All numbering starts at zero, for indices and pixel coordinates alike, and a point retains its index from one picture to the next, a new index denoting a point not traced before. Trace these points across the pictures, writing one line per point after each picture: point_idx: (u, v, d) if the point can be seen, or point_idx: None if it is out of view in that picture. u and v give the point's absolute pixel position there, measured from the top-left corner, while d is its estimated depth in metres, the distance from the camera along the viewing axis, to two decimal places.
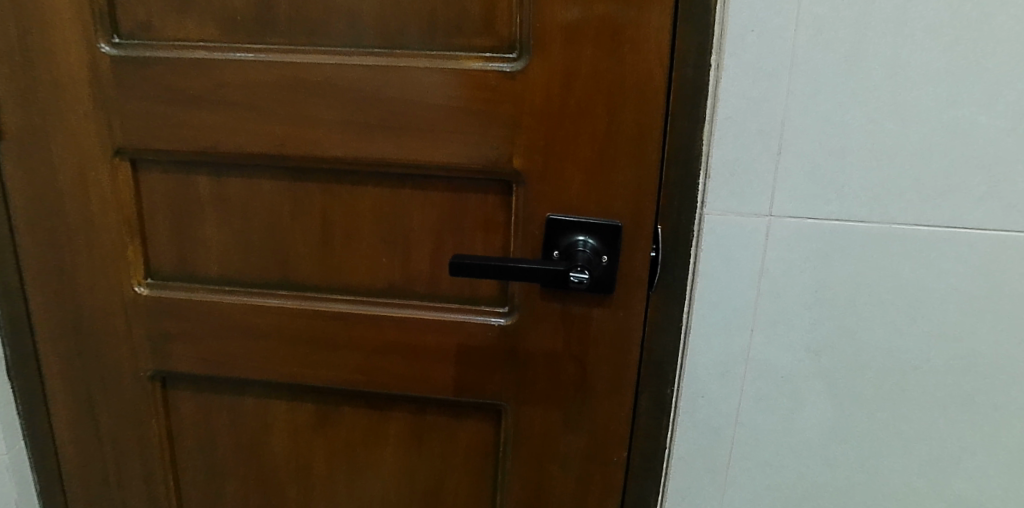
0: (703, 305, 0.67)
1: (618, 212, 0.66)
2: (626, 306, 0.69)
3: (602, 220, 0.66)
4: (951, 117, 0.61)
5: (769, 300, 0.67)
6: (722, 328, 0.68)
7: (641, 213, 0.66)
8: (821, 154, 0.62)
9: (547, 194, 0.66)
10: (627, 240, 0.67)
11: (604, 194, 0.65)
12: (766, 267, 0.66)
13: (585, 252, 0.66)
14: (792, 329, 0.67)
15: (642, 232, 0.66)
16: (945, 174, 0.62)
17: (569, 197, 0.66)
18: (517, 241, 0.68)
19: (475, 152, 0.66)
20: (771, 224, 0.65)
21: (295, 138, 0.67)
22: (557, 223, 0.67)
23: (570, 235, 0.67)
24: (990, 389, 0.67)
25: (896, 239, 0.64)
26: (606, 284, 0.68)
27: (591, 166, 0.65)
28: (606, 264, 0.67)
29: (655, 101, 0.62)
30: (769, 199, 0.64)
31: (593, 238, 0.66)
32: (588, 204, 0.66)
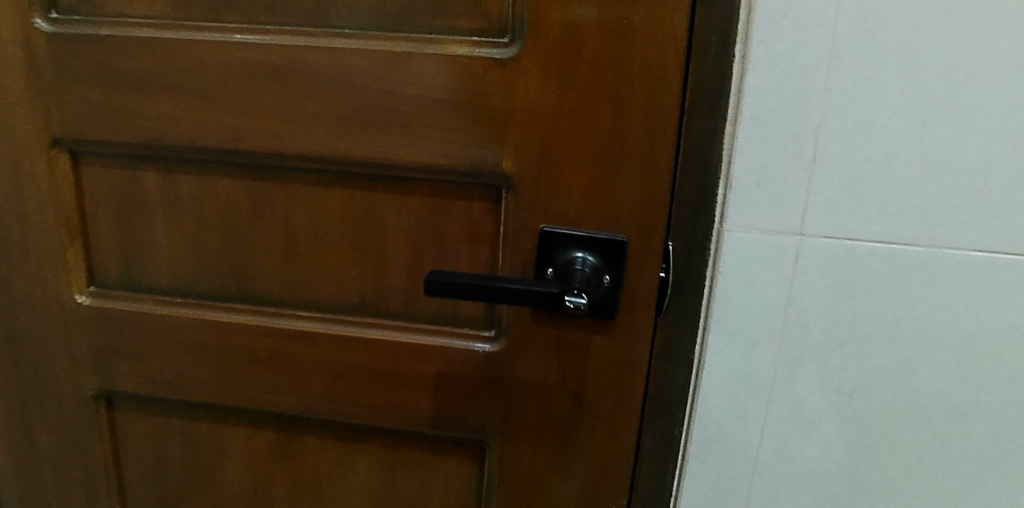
0: (718, 337, 0.57)
1: (623, 225, 0.57)
2: (630, 332, 0.60)
3: (604, 233, 0.57)
4: (1017, 124, 0.51)
5: (797, 334, 0.57)
6: (741, 365, 0.58)
7: (650, 227, 0.57)
8: (862, 163, 0.52)
9: (541, 202, 0.57)
10: (633, 257, 0.57)
11: (607, 204, 0.56)
12: (794, 294, 0.55)
13: (584, 269, 0.57)
14: (820, 367, 0.57)
15: (650, 248, 0.57)
16: (1007, 191, 0.52)
17: (566, 206, 0.57)
18: (505, 255, 0.59)
19: (459, 152, 0.57)
20: (803, 244, 0.54)
21: (253, 131, 0.59)
22: (552, 235, 0.58)
23: (566, 250, 0.58)
24: None
25: (947, 264, 0.54)
26: (608, 307, 0.58)
27: (592, 172, 0.56)
28: (607, 284, 0.58)
29: (669, 97, 0.54)
30: (800, 216, 0.54)
31: (593, 254, 0.57)
32: (588, 215, 0.57)
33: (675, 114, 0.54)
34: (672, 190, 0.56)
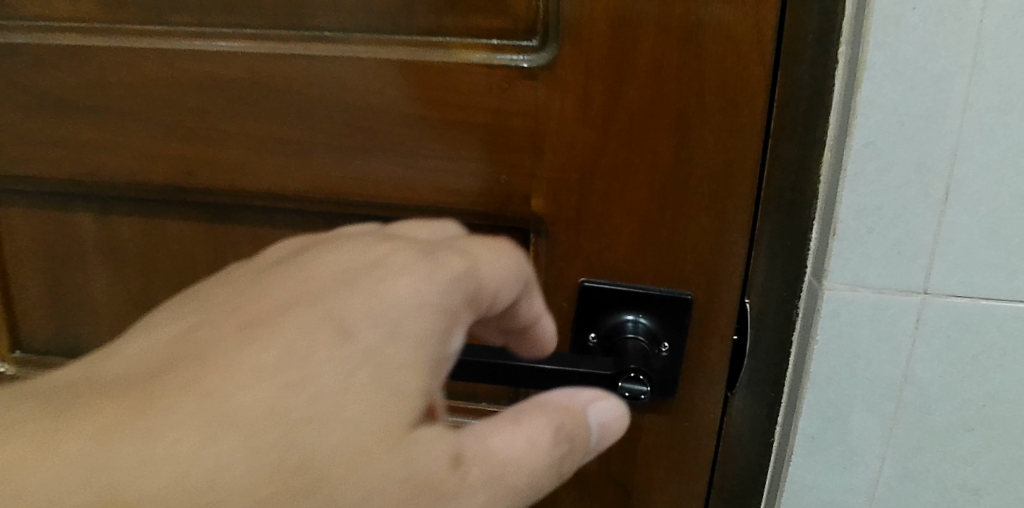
0: (810, 424, 0.44)
1: (685, 280, 0.44)
2: (692, 415, 0.47)
3: (663, 289, 0.44)
4: None
5: (913, 420, 0.44)
6: (839, 458, 0.45)
7: (723, 284, 0.44)
8: (1009, 201, 0.39)
9: (580, 250, 0.45)
10: (698, 321, 0.45)
11: (666, 253, 0.44)
12: (912, 368, 0.43)
13: (635, 336, 0.45)
14: (942, 460, 0.44)
15: (721, 309, 0.44)
16: None
17: (613, 254, 0.44)
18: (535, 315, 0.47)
19: (474, 188, 0.44)
20: (924, 306, 0.41)
21: (210, 163, 0.46)
22: (595, 290, 0.45)
23: (613, 309, 0.45)
24: None
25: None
26: (668, 382, 0.46)
27: (648, 213, 0.43)
28: (666, 352, 0.45)
29: (754, 116, 0.41)
30: (924, 269, 0.41)
31: (646, 315, 0.45)
32: (642, 267, 0.44)
33: (759, 140, 0.41)
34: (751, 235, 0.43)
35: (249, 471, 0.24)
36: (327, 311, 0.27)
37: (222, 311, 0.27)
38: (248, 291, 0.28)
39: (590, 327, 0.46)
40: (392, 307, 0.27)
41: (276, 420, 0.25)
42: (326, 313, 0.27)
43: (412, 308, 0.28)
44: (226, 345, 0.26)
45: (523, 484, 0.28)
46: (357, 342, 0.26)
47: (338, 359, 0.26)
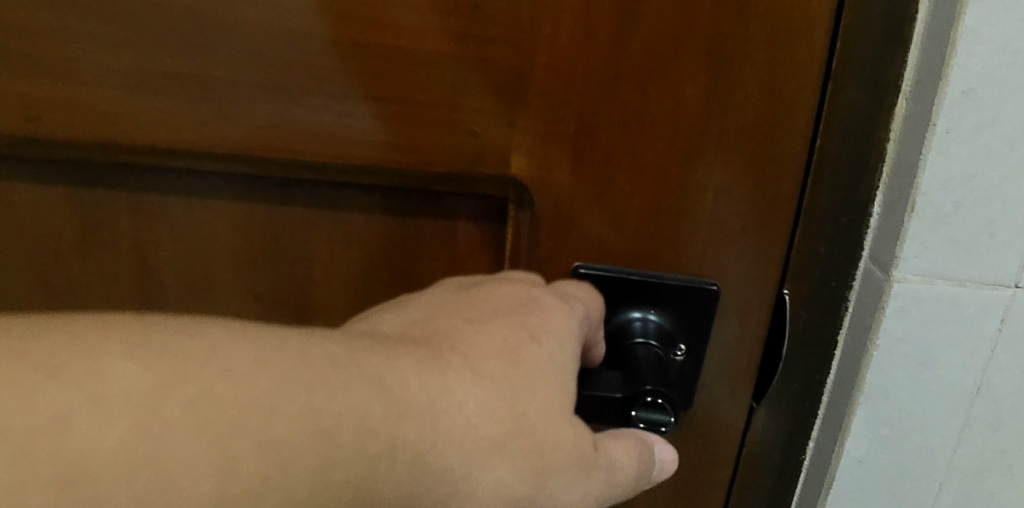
0: (859, 447, 0.35)
1: (710, 264, 0.34)
2: (707, 429, 0.37)
3: (682, 279, 0.34)
4: None
5: (982, 440, 0.35)
6: (888, 484, 0.36)
7: (758, 269, 0.34)
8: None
9: (574, 227, 0.34)
10: (725, 315, 0.35)
11: (687, 230, 0.33)
12: (987, 379, 0.34)
13: (645, 339, 0.35)
14: (1008, 485, 0.36)
15: (754, 299, 0.35)
16: None
17: (618, 232, 0.34)
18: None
19: (432, 147, 0.32)
20: (1013, 302, 0.32)
21: (52, 104, 0.32)
22: (597, 279, 0.34)
23: (617, 303, 0.35)
24: None
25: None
26: (685, 396, 0.36)
27: (667, 180, 0.32)
28: (682, 360, 0.35)
29: (810, 49, 0.30)
30: (1018, 255, 0.32)
31: (659, 314, 0.35)
32: (655, 249, 0.34)
33: (815, 82, 0.31)
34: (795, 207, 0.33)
35: (489, 413, 0.27)
36: (528, 313, 0.30)
37: (441, 311, 0.30)
38: (449, 302, 0.31)
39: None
40: (556, 330, 0.30)
41: (496, 383, 0.27)
42: (522, 320, 0.30)
43: (570, 335, 0.31)
44: (463, 331, 0.29)
45: (613, 490, 0.30)
46: (543, 347, 0.29)
47: (536, 364, 0.29)
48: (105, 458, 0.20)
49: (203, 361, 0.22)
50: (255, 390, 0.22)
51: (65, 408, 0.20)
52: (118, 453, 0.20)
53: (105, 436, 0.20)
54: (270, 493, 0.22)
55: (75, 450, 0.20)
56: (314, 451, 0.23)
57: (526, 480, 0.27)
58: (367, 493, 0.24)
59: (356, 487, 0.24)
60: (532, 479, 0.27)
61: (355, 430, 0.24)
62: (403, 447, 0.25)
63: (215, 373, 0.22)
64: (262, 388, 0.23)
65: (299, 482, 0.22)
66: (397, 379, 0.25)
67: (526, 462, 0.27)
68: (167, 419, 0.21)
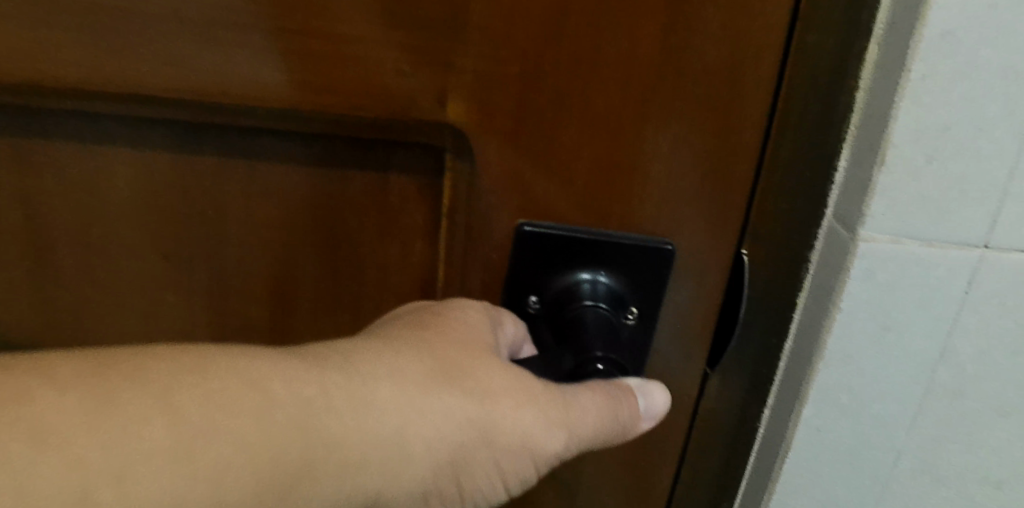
0: (817, 414, 0.33)
1: (665, 222, 0.31)
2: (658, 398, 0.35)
3: (636, 238, 0.31)
4: None
5: (942, 407, 0.33)
6: (844, 453, 0.34)
7: (717, 228, 0.31)
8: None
9: (519, 181, 0.30)
10: (680, 277, 0.32)
11: (643, 185, 0.30)
12: (951, 345, 0.32)
13: (594, 303, 0.32)
14: (965, 453, 0.35)
15: (712, 260, 0.32)
16: None
17: (566, 187, 0.30)
18: (452, 270, 0.33)
19: (358, 88, 0.28)
20: (982, 265, 0.30)
21: None
22: (544, 238, 0.31)
23: (565, 264, 0.32)
24: None
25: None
26: (636, 363, 0.34)
27: (621, 128, 0.29)
28: (634, 325, 0.33)
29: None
30: (988, 214, 0.30)
31: (611, 275, 0.32)
32: (607, 206, 0.31)
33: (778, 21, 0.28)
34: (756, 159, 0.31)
35: (409, 358, 0.28)
36: (429, 304, 0.31)
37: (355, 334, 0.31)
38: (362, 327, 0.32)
39: (530, 286, 0.33)
40: (462, 303, 0.31)
41: (411, 341, 0.28)
42: (425, 307, 0.31)
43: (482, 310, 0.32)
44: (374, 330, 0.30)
45: (584, 430, 0.30)
46: (454, 311, 0.30)
47: (450, 320, 0.30)
48: (65, 426, 0.21)
49: (144, 357, 0.24)
50: (195, 372, 0.24)
51: (17, 390, 0.21)
52: (73, 423, 0.21)
53: (60, 409, 0.21)
54: (223, 438, 0.23)
55: (31, 422, 0.21)
56: (252, 401, 0.24)
57: (474, 408, 0.28)
58: (304, 437, 0.25)
59: (295, 426, 0.25)
60: (480, 404, 0.28)
61: (288, 395, 0.25)
62: (338, 411, 0.26)
63: (147, 357, 0.24)
64: (190, 359, 0.24)
65: (245, 428, 0.24)
66: (308, 351, 0.27)
67: (475, 420, 0.28)
68: (104, 383, 0.22)
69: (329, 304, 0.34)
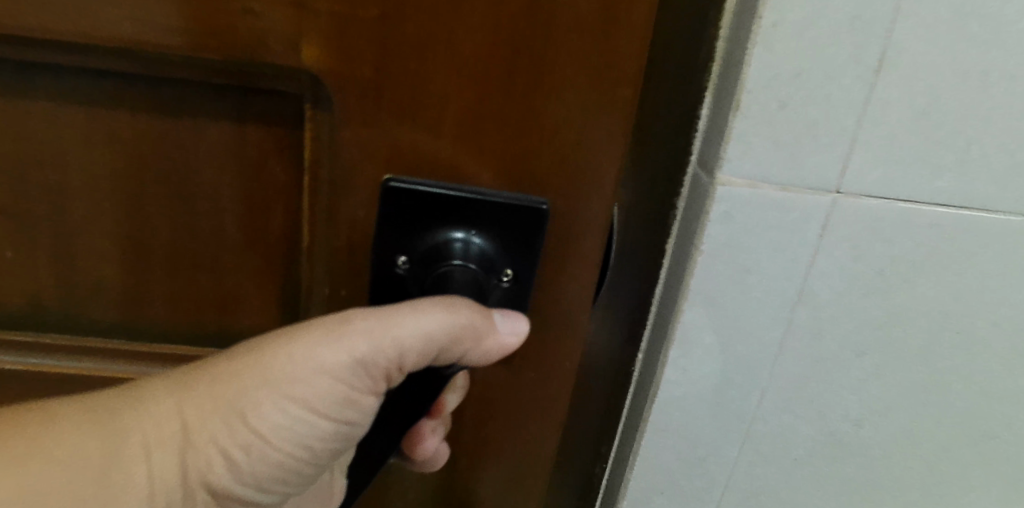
0: (683, 353, 0.35)
1: (538, 182, 0.30)
2: (538, 354, 0.35)
3: (508, 196, 0.30)
4: None
5: (802, 346, 0.35)
6: (710, 390, 0.36)
7: (593, 191, 0.30)
8: (951, 75, 0.29)
9: (383, 132, 0.29)
10: (558, 238, 0.32)
11: (515, 140, 0.29)
12: (808, 286, 0.33)
13: (464, 262, 0.31)
14: (825, 392, 0.36)
15: (590, 222, 0.31)
16: None
17: (433, 140, 0.29)
18: (316, 229, 0.31)
19: (200, 27, 0.27)
20: (835, 208, 0.32)
21: None
22: (410, 194, 0.30)
23: (434, 221, 0.31)
24: None
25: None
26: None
27: (491, 79, 0.28)
28: (505, 289, 0.32)
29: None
30: (839, 160, 0.31)
31: (484, 237, 0.31)
32: (478, 161, 0.30)
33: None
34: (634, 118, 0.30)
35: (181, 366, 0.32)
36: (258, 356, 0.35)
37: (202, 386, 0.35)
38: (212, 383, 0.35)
39: (398, 246, 0.31)
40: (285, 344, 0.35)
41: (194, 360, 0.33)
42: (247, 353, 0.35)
43: None
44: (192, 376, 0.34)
45: (405, 331, 0.30)
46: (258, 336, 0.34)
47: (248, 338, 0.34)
48: None
49: None
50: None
51: None
52: None
53: None
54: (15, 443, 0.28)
55: None
56: (38, 416, 0.30)
57: (238, 356, 0.31)
58: (92, 430, 0.30)
59: (80, 422, 0.30)
60: (245, 353, 0.31)
61: (69, 407, 0.30)
62: (111, 408, 0.30)
63: None
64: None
65: (32, 432, 0.29)
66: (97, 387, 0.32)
67: (248, 383, 0.31)
68: None
69: (189, 263, 0.33)
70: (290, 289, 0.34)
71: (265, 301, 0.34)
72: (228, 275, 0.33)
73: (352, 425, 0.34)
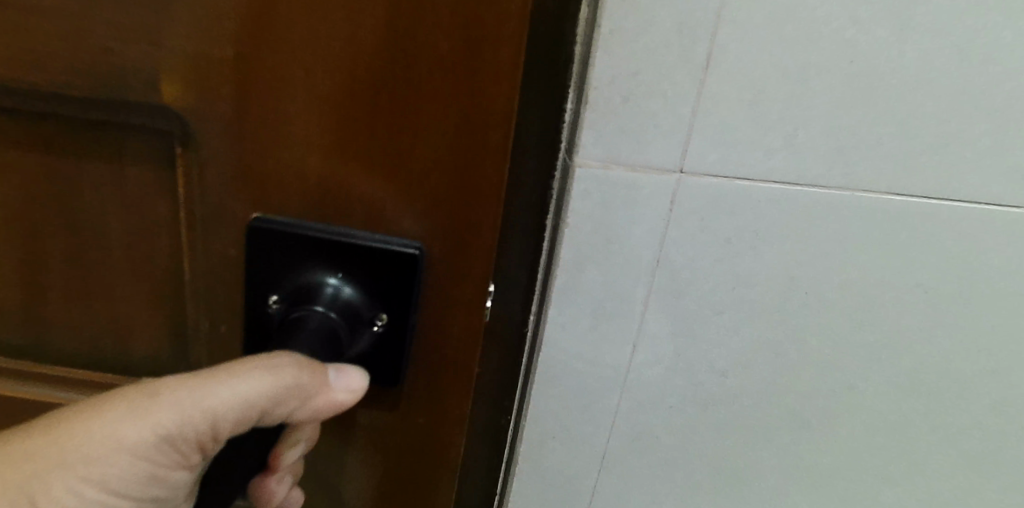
0: (561, 311, 0.40)
1: (396, 225, 0.31)
2: (431, 386, 0.35)
3: (367, 243, 0.31)
4: (1008, 24, 0.32)
5: (665, 305, 0.39)
6: (589, 344, 0.41)
7: (462, 230, 0.31)
8: (771, 73, 0.33)
9: (248, 169, 0.30)
10: (430, 281, 0.32)
11: (373, 181, 0.30)
12: (665, 253, 0.38)
13: (327, 309, 0.32)
14: (691, 346, 0.41)
15: (461, 263, 0.32)
16: (972, 123, 0.34)
17: (298, 179, 0.30)
18: (198, 260, 0.33)
19: (65, 63, 0.28)
20: (681, 186, 0.36)
21: None
22: (277, 237, 0.31)
23: (302, 264, 0.32)
24: (955, 432, 0.44)
25: (881, 214, 0.36)
26: (380, 370, 0.34)
27: (347, 121, 0.29)
28: (375, 336, 0.33)
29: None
30: (680, 145, 0.35)
31: (353, 288, 0.33)
32: (343, 199, 0.30)
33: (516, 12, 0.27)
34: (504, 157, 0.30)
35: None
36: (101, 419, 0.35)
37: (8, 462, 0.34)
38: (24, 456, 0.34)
39: (270, 284, 0.33)
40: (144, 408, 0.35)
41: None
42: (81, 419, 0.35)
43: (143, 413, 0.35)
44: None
45: (218, 399, 0.30)
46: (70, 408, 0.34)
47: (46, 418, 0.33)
48: None
49: None
50: None
51: None
52: None
53: None
54: None
55: None
56: None
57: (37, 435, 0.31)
58: None
59: None
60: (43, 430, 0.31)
61: None
62: None
63: None
64: None
65: None
66: None
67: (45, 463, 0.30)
68: None
69: (81, 291, 0.35)
70: (175, 317, 0.35)
71: (154, 328, 0.35)
72: (119, 303, 0.35)
73: (156, 501, 0.33)
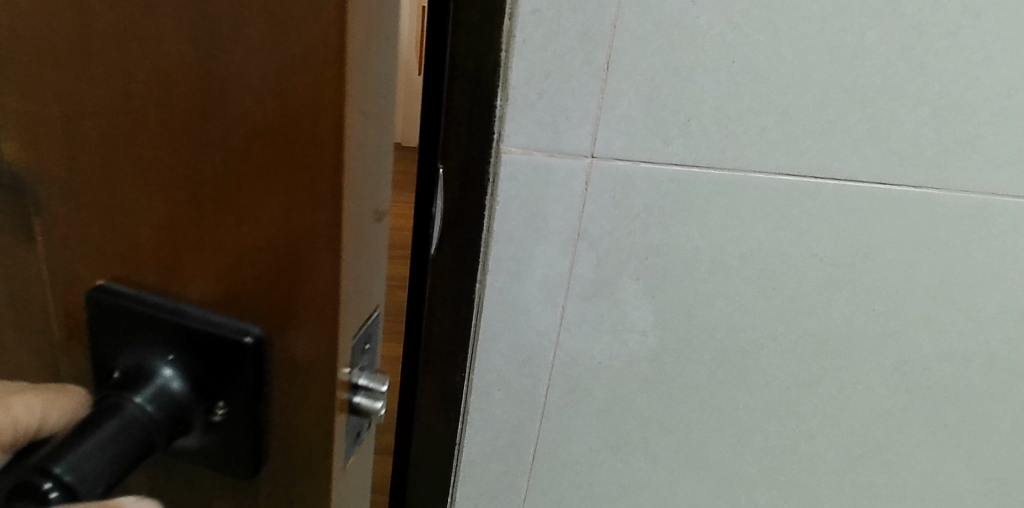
0: (498, 278, 0.45)
1: (235, 302, 0.26)
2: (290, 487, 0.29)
3: (204, 323, 0.26)
4: (840, 32, 0.39)
5: (586, 274, 0.45)
6: (524, 309, 0.46)
7: (309, 319, 0.26)
8: (662, 73, 0.39)
9: (84, 230, 0.26)
10: (281, 374, 0.27)
11: (205, 248, 0.25)
12: (585, 228, 0.43)
13: (151, 404, 0.26)
14: (613, 309, 0.46)
15: (310, 358, 0.27)
16: (821, 109, 0.41)
17: (133, 239, 0.26)
18: (74, 345, 0.28)
19: None
20: (592, 169, 0.41)
21: None
22: (116, 308, 0.27)
23: (137, 340, 0.27)
24: (837, 370, 0.51)
25: (756, 186, 0.43)
26: (226, 467, 0.29)
27: (183, 188, 0.24)
28: (214, 435, 0.28)
29: (361, 26, 0.22)
30: (589, 134, 0.40)
31: (186, 377, 0.27)
32: (178, 274, 0.26)
33: (383, 72, 0.24)
34: (367, 237, 0.26)
35: None
36: None
37: None
38: None
39: (109, 358, 0.27)
40: None
41: None
42: None
43: None
44: None
45: None
46: None
47: None
48: None
49: None
50: None
51: None
52: None
53: None
54: None
55: None
56: None
57: None
58: None
59: None
60: None
61: None
62: None
63: None
64: None
65: None
66: None
67: None
68: None
69: None
70: None
71: None
72: None
73: None
